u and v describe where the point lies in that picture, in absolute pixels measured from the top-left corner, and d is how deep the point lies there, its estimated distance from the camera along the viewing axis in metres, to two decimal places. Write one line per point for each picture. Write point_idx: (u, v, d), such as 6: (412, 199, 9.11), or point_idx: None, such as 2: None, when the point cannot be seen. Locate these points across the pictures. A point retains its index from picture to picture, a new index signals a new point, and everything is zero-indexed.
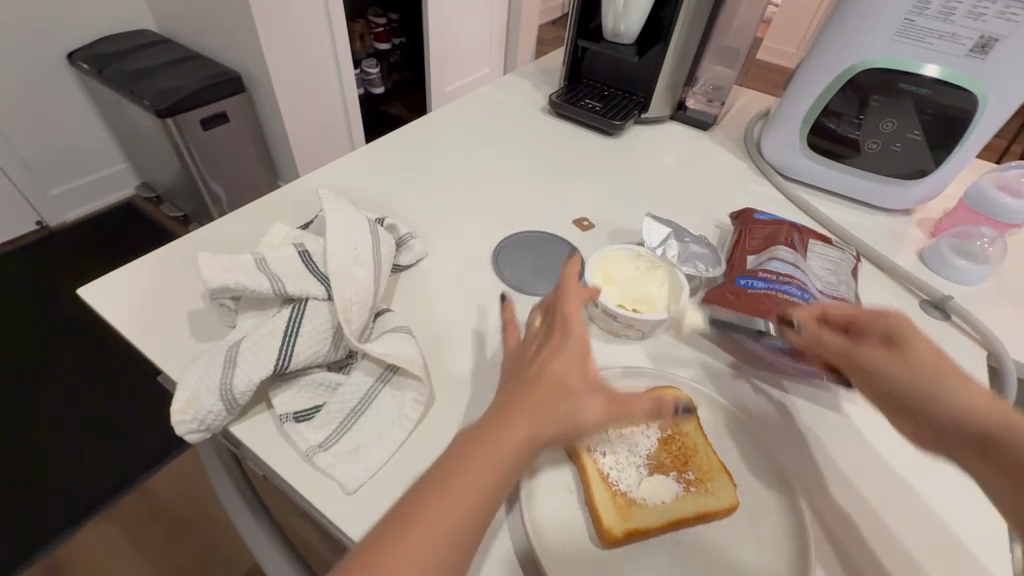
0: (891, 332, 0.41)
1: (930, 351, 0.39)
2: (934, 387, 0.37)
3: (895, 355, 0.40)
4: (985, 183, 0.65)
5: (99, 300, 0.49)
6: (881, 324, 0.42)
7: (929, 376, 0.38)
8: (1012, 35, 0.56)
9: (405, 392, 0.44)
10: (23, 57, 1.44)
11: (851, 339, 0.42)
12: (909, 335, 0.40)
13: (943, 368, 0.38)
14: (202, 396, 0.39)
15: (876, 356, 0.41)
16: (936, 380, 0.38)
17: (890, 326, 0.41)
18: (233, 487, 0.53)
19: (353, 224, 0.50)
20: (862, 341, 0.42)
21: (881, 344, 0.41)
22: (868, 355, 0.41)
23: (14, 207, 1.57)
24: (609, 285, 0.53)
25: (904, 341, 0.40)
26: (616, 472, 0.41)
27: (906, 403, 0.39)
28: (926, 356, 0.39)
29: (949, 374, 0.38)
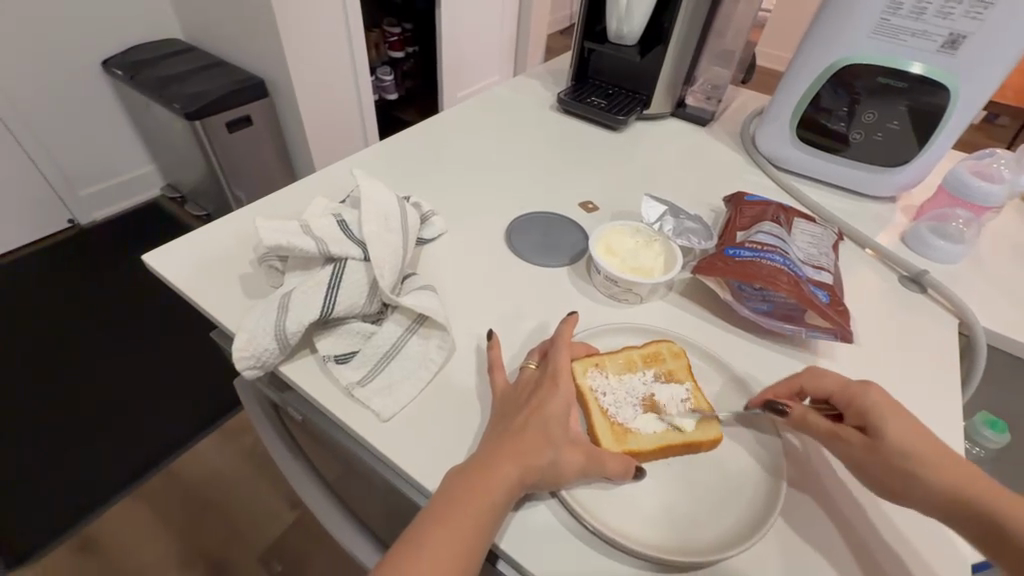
0: (867, 420, 0.43)
1: (906, 429, 0.42)
2: (918, 475, 0.41)
3: (876, 446, 0.42)
4: (962, 170, 0.69)
5: (167, 266, 0.57)
6: (854, 408, 0.44)
7: (911, 460, 0.41)
8: (978, 32, 0.62)
9: (431, 339, 0.51)
10: (61, 64, 1.54)
11: (834, 428, 0.44)
12: (885, 421, 0.42)
13: (918, 449, 0.41)
14: (259, 338, 0.48)
15: (859, 447, 0.43)
16: (917, 463, 0.41)
17: (870, 412, 0.43)
18: (279, 438, 0.60)
19: (385, 197, 0.57)
20: (842, 434, 0.43)
21: (859, 433, 0.43)
22: (851, 447, 0.43)
23: (48, 206, 1.66)
24: (610, 255, 0.60)
25: (880, 431, 0.42)
26: (616, 407, 0.47)
27: (889, 490, 0.42)
28: (903, 445, 0.41)
29: (928, 456, 0.41)
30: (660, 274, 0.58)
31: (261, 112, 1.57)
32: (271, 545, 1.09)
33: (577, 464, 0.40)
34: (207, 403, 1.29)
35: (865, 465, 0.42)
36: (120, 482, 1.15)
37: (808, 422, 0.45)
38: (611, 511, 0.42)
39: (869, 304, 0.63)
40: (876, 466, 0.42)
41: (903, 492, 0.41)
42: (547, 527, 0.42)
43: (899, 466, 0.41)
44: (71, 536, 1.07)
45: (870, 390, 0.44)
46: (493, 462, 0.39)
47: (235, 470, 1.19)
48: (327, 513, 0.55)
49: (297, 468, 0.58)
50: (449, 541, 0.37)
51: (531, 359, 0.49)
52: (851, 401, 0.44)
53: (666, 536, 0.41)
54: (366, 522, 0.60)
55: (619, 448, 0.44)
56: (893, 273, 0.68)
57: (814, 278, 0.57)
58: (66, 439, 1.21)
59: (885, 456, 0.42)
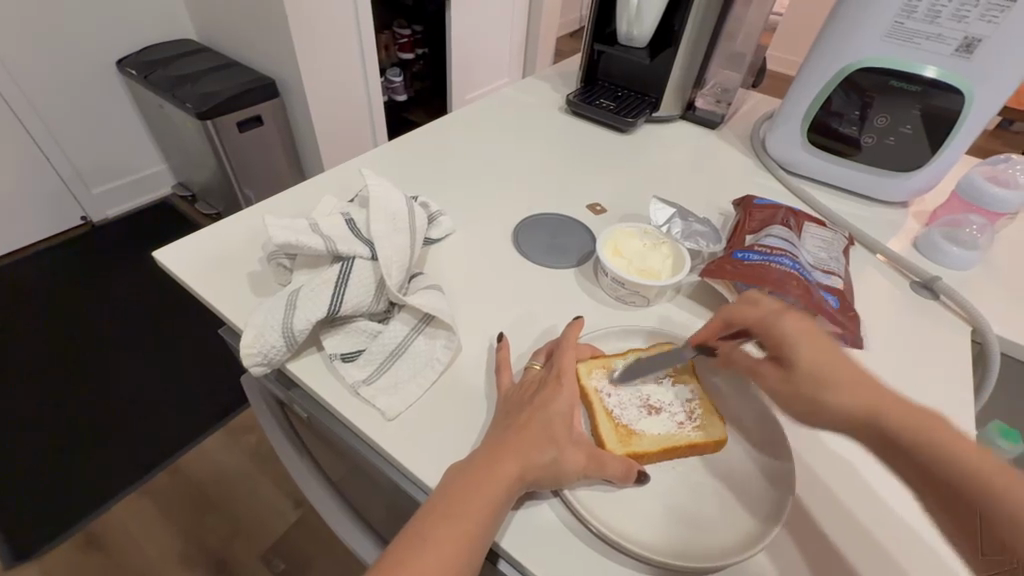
0: (780, 352, 0.42)
1: (822, 358, 0.40)
2: (825, 400, 0.39)
3: (787, 376, 0.41)
4: (976, 175, 0.68)
5: (177, 263, 0.58)
6: (767, 339, 0.43)
7: (821, 385, 0.39)
8: (994, 35, 0.61)
9: (437, 338, 0.51)
10: (77, 63, 1.56)
11: (753, 362, 0.45)
12: (795, 349, 0.41)
13: (829, 373, 0.39)
14: (266, 335, 0.48)
15: (774, 377, 0.43)
16: (824, 388, 0.39)
17: (780, 343, 0.42)
18: (294, 449, 0.60)
19: (392, 196, 0.56)
20: (761, 368, 0.44)
21: (775, 365, 0.43)
22: (767, 378, 0.43)
23: (61, 203, 1.68)
24: (617, 257, 0.60)
25: (791, 361, 0.41)
26: (622, 408, 0.47)
27: (804, 416, 0.40)
28: (812, 371, 0.40)
29: (845, 380, 0.39)
30: (668, 276, 0.58)
31: (272, 112, 1.59)
32: (275, 544, 1.09)
33: (578, 463, 0.40)
34: (214, 401, 1.30)
35: (782, 394, 0.42)
36: (126, 478, 1.16)
37: (732, 359, 0.47)
38: (613, 512, 0.42)
39: (880, 310, 0.62)
40: (788, 395, 0.41)
41: (817, 416, 0.40)
42: (549, 527, 0.42)
43: (803, 393, 0.40)
44: (79, 531, 1.08)
45: (782, 320, 0.43)
46: (496, 459, 0.39)
47: (240, 469, 1.19)
48: (340, 519, 0.56)
49: (313, 479, 0.59)
50: (449, 538, 0.36)
51: (537, 359, 0.49)
52: (762, 332, 0.44)
53: (669, 536, 0.41)
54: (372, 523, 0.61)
55: (622, 450, 0.44)
56: (904, 278, 0.67)
57: (823, 283, 0.57)
58: (74, 434, 1.22)
59: (793, 383, 0.41)
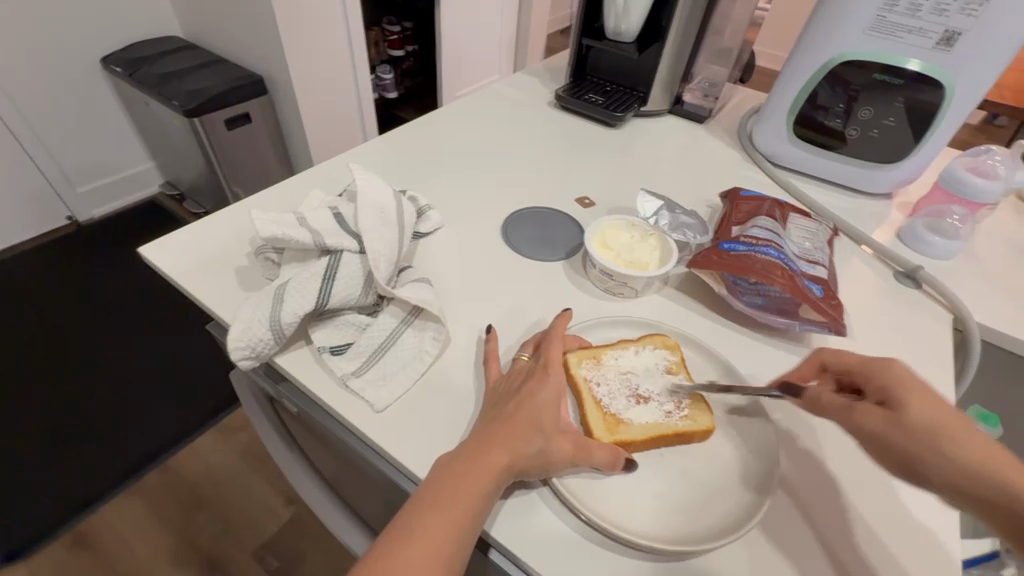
0: (888, 394, 0.40)
1: (932, 407, 0.39)
2: (942, 451, 0.37)
3: (894, 420, 0.39)
4: (957, 166, 0.69)
5: (162, 258, 0.58)
6: (877, 383, 0.41)
7: (940, 436, 0.37)
8: (973, 29, 0.62)
9: (426, 331, 0.51)
10: (61, 60, 1.54)
11: (849, 401, 0.41)
12: (908, 393, 0.39)
13: (942, 424, 0.38)
14: (254, 329, 0.48)
15: (878, 419, 0.40)
16: (942, 439, 0.37)
17: (888, 385, 0.40)
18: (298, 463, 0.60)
19: (379, 190, 0.56)
20: (862, 407, 0.40)
21: (879, 407, 0.40)
22: (869, 420, 0.40)
23: (45, 202, 1.66)
24: (605, 250, 0.60)
25: (902, 405, 0.39)
26: (610, 398, 0.47)
27: (909, 466, 0.38)
28: (930, 419, 0.38)
29: (962, 435, 0.37)
30: (656, 267, 0.59)
31: (260, 109, 1.57)
32: (268, 542, 1.09)
33: (565, 453, 0.40)
34: (205, 399, 1.29)
35: (882, 436, 0.39)
36: (116, 479, 1.15)
37: (820, 400, 0.42)
38: (601, 500, 0.42)
39: (864, 300, 0.63)
40: (894, 441, 0.39)
41: (923, 470, 0.38)
42: (539, 516, 0.42)
43: (919, 438, 0.38)
44: (69, 531, 1.07)
45: (893, 364, 0.41)
46: (483, 449, 0.40)
47: (232, 468, 1.19)
48: (348, 531, 0.57)
49: (321, 494, 0.58)
50: (437, 529, 0.37)
51: (524, 350, 0.49)
52: (869, 373, 0.42)
53: (661, 523, 0.41)
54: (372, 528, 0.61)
55: (610, 438, 0.45)
56: (887, 269, 0.68)
57: (808, 272, 0.58)
58: (61, 436, 1.21)
59: (904, 429, 0.38)
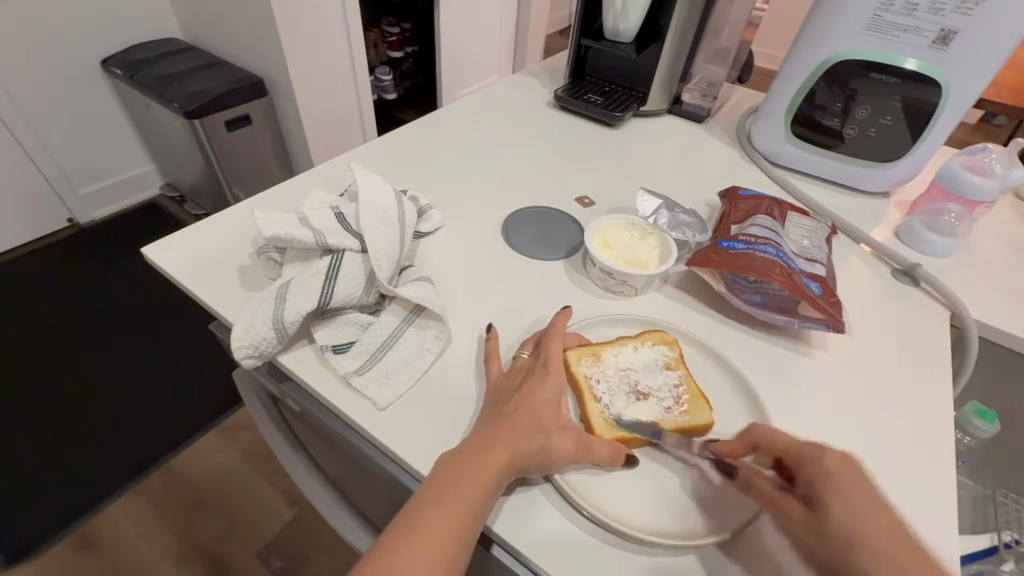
0: (813, 493, 0.39)
1: (858, 512, 0.37)
2: (866, 567, 0.36)
3: (816, 523, 0.39)
4: (954, 164, 0.69)
5: (165, 258, 0.58)
6: (804, 478, 0.40)
7: (858, 549, 0.37)
8: (969, 28, 0.62)
9: (428, 329, 0.51)
10: (61, 63, 1.54)
11: (775, 495, 0.41)
12: (833, 497, 0.38)
13: (868, 533, 0.37)
14: (257, 328, 0.48)
15: (800, 519, 0.39)
16: (861, 552, 0.36)
17: (816, 484, 0.39)
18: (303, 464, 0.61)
19: (381, 190, 0.57)
20: (782, 502, 0.41)
21: (803, 507, 0.40)
22: (793, 520, 0.40)
23: (46, 204, 1.66)
24: (605, 249, 0.61)
25: (824, 509, 0.38)
26: (611, 395, 0.48)
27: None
28: (849, 527, 0.37)
29: (890, 549, 0.36)
30: (655, 266, 0.59)
31: (259, 111, 1.58)
32: (271, 542, 1.09)
33: (566, 449, 0.41)
34: (206, 400, 1.29)
35: (804, 539, 0.39)
36: (117, 480, 1.15)
37: (752, 485, 0.43)
38: (603, 496, 0.42)
39: (862, 298, 0.64)
40: (816, 546, 0.38)
41: None
42: (542, 513, 0.42)
43: (840, 547, 0.37)
44: (71, 532, 1.07)
45: (824, 458, 0.40)
46: (485, 446, 0.40)
47: (233, 468, 1.19)
48: (351, 528, 0.58)
49: (325, 493, 0.59)
50: (440, 525, 0.37)
51: (525, 348, 0.49)
52: (798, 467, 0.41)
53: (662, 519, 0.42)
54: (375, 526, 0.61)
55: (610, 434, 0.45)
56: (886, 267, 0.69)
57: (807, 270, 0.58)
58: (63, 437, 1.21)
59: (823, 535, 0.38)
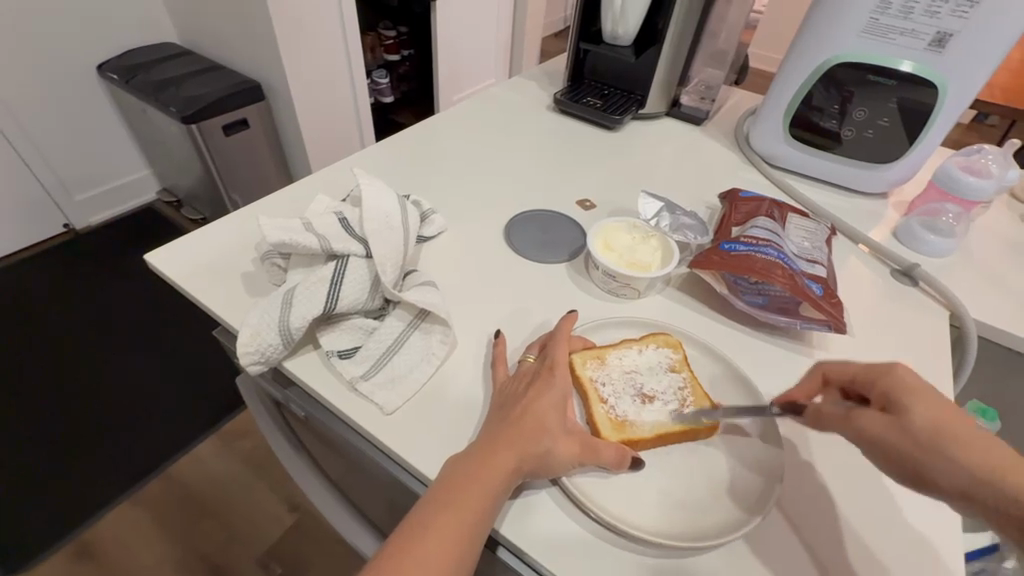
0: (889, 400, 0.39)
1: (934, 409, 0.38)
2: (950, 457, 0.35)
3: (896, 423, 0.38)
4: (951, 165, 0.70)
5: (167, 265, 0.58)
6: (878, 389, 0.40)
7: (942, 437, 0.36)
8: (964, 30, 0.63)
9: (433, 334, 0.52)
10: (58, 70, 1.54)
11: (850, 410, 0.40)
12: (910, 397, 0.38)
13: (949, 427, 0.37)
14: (263, 333, 0.48)
15: (877, 425, 0.39)
16: (946, 440, 0.36)
17: (894, 389, 0.39)
18: (311, 473, 0.61)
19: (384, 195, 0.57)
20: (861, 413, 0.40)
21: (879, 413, 0.39)
22: (869, 424, 0.39)
23: (42, 211, 1.65)
24: (608, 251, 0.61)
25: (903, 410, 0.38)
26: (616, 398, 0.48)
27: (916, 472, 0.37)
28: (933, 422, 0.37)
29: (969, 440, 0.36)
30: (658, 268, 0.59)
31: (257, 115, 1.57)
32: (272, 549, 1.09)
33: (572, 452, 0.41)
34: (206, 406, 1.29)
35: (887, 442, 0.38)
36: (117, 488, 1.14)
37: (823, 415, 0.42)
38: (610, 498, 0.43)
39: (862, 298, 0.64)
40: (898, 446, 0.37)
41: (938, 478, 0.36)
42: (548, 515, 0.43)
43: (920, 442, 0.37)
44: (70, 540, 1.07)
45: (897, 368, 0.40)
46: (493, 450, 0.40)
47: (234, 474, 1.18)
48: (354, 532, 0.58)
49: (329, 497, 0.59)
50: (449, 528, 0.37)
51: (530, 351, 0.50)
52: (871, 379, 0.41)
53: (668, 521, 0.42)
54: (384, 534, 0.61)
55: (616, 436, 0.45)
56: (885, 267, 0.69)
57: (808, 271, 0.58)
58: (61, 445, 1.20)
59: (909, 435, 0.37)
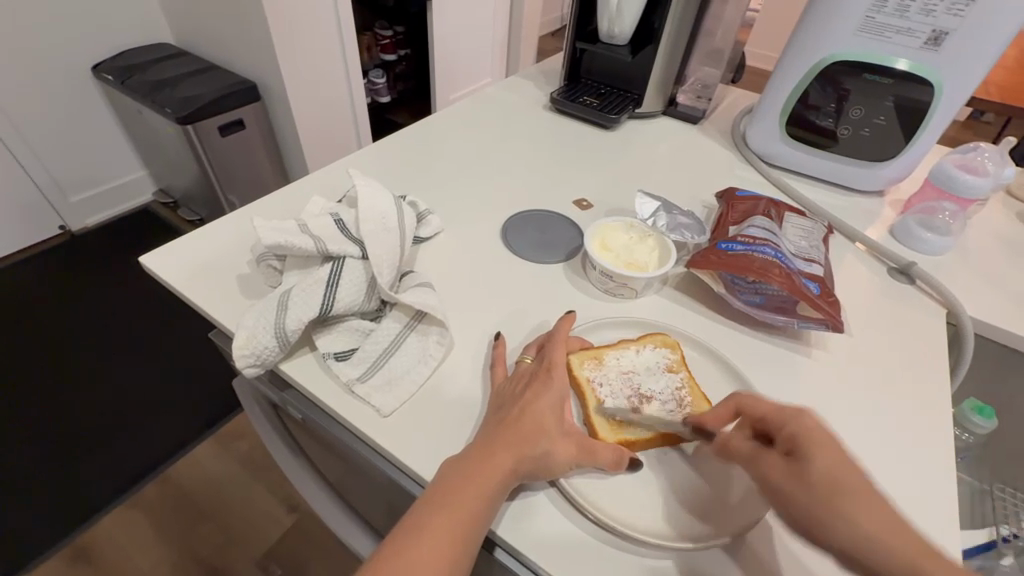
0: (795, 446, 0.38)
1: (833, 460, 0.36)
2: (839, 513, 0.34)
3: (796, 471, 0.37)
4: (947, 163, 0.70)
5: (162, 268, 0.58)
6: (785, 433, 0.39)
7: (833, 495, 0.35)
8: (960, 28, 0.63)
9: (430, 335, 0.51)
10: (52, 71, 1.53)
11: (757, 451, 0.40)
12: (812, 445, 0.37)
13: (842, 481, 0.35)
14: (259, 336, 0.48)
15: (780, 470, 0.38)
16: (840, 498, 0.35)
17: (796, 436, 0.38)
18: (310, 476, 0.60)
19: (380, 196, 0.56)
20: (764, 458, 0.39)
21: (783, 458, 0.38)
22: (769, 469, 0.38)
23: (38, 213, 1.64)
24: (605, 251, 0.61)
25: (805, 457, 0.37)
26: (614, 399, 0.48)
27: (803, 526, 0.36)
28: (829, 473, 0.36)
29: (857, 495, 0.35)
30: (655, 268, 0.59)
31: (253, 116, 1.57)
32: (270, 551, 1.08)
33: (569, 453, 0.41)
34: (203, 408, 1.29)
35: (782, 490, 0.37)
36: (114, 490, 1.14)
37: (732, 449, 0.42)
38: (608, 498, 0.43)
39: (860, 297, 0.64)
40: (794, 495, 0.36)
41: (821, 533, 0.35)
42: (546, 517, 0.43)
43: (813, 493, 0.36)
44: (67, 544, 1.06)
45: (805, 413, 0.39)
46: (489, 452, 0.40)
47: (232, 476, 1.18)
48: (353, 534, 0.58)
49: (327, 500, 0.59)
50: (445, 532, 0.37)
51: (527, 353, 0.49)
52: (779, 421, 0.40)
53: (667, 521, 0.42)
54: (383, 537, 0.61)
55: (613, 438, 0.45)
56: (882, 266, 0.69)
57: (805, 270, 0.58)
58: (56, 449, 1.20)
59: (804, 483, 0.36)
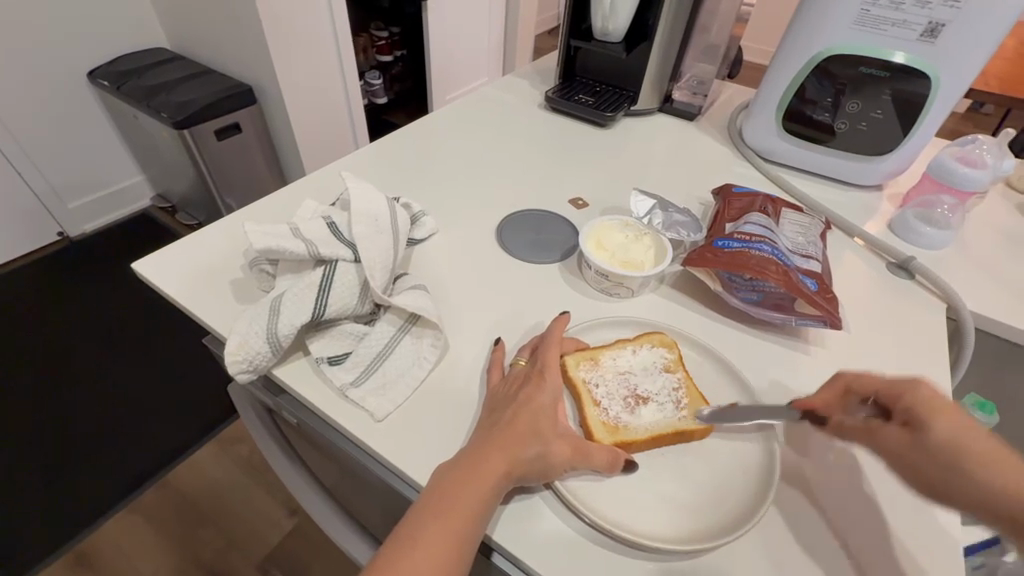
0: (912, 416, 0.41)
1: (957, 426, 0.39)
2: (967, 473, 0.38)
3: (916, 440, 0.40)
4: (945, 157, 0.69)
5: (155, 273, 0.57)
6: (901, 406, 0.42)
7: (958, 458, 0.38)
8: (956, 19, 0.62)
9: (424, 338, 0.51)
10: (48, 77, 1.53)
11: (872, 424, 0.43)
12: (935, 416, 0.40)
13: (966, 441, 0.39)
14: (251, 342, 0.48)
15: (895, 440, 0.41)
16: (965, 459, 0.38)
17: (917, 407, 0.41)
18: (307, 482, 0.60)
19: (373, 198, 0.56)
20: (882, 428, 0.42)
21: (901, 428, 0.42)
22: (888, 439, 0.42)
23: (35, 219, 1.64)
24: (601, 251, 0.60)
25: (924, 426, 0.40)
26: (610, 400, 0.47)
27: (933, 487, 0.40)
28: (949, 440, 0.39)
29: (988, 456, 0.38)
30: (650, 267, 0.59)
31: (249, 119, 1.57)
32: (270, 554, 1.08)
33: (564, 456, 0.40)
34: (203, 412, 1.28)
35: (906, 456, 0.41)
36: (114, 496, 1.14)
37: (843, 427, 0.44)
38: (604, 501, 0.42)
39: (858, 293, 0.64)
40: (919, 461, 0.40)
41: (949, 489, 0.39)
42: (542, 520, 0.42)
43: (942, 459, 0.39)
44: (67, 550, 1.06)
45: (921, 385, 0.42)
46: (482, 456, 0.39)
47: (232, 480, 1.18)
48: (351, 541, 0.57)
49: (324, 507, 0.59)
50: (438, 538, 0.37)
51: (522, 354, 0.49)
52: (896, 394, 0.43)
53: (664, 522, 0.41)
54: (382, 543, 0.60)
55: (610, 439, 0.45)
56: (881, 261, 0.69)
57: (802, 267, 0.58)
58: (56, 455, 1.19)
59: (924, 449, 0.40)
